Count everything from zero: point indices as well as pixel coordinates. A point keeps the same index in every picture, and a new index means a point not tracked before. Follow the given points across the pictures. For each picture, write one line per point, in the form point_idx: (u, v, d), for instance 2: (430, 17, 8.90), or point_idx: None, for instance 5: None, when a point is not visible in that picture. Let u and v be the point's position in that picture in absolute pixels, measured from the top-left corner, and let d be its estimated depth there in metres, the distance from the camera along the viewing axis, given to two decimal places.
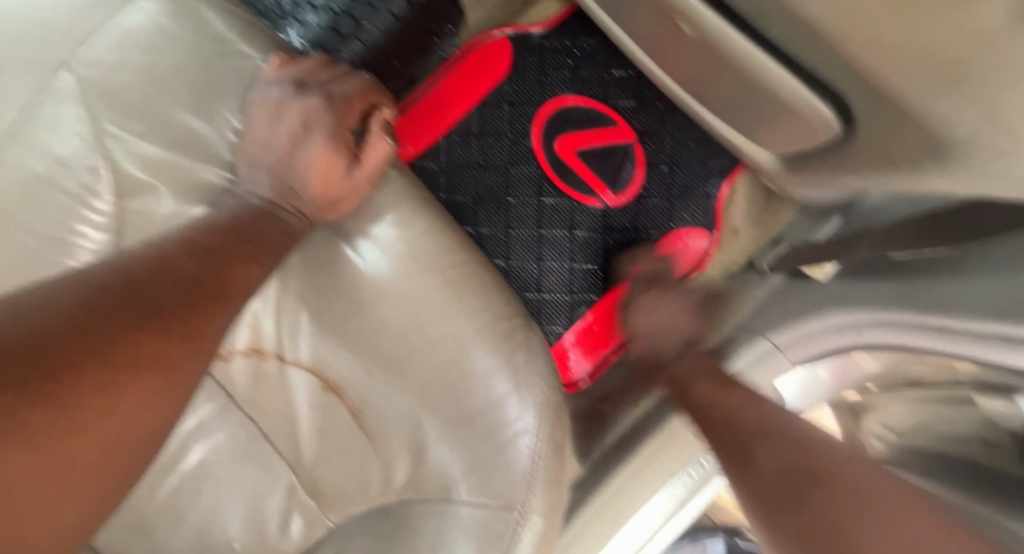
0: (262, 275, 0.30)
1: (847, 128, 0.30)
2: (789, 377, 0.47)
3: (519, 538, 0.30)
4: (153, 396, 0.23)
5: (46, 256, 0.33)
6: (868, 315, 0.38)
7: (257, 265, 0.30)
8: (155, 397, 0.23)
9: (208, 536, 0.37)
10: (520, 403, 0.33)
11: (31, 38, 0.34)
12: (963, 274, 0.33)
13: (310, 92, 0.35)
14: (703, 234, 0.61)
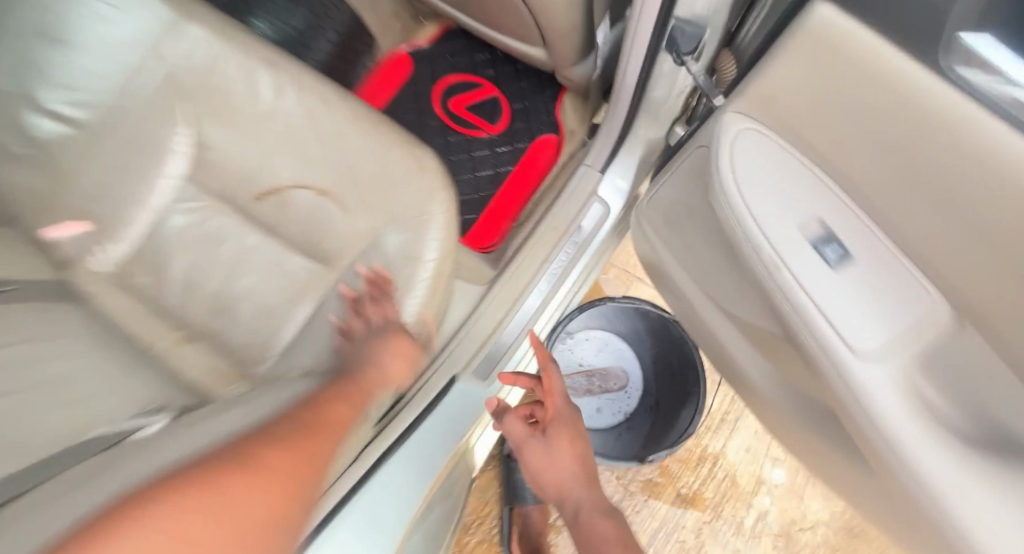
0: (350, 409, 0.51)
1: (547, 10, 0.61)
2: (606, 180, 0.78)
3: (431, 226, 0.61)
4: (271, 484, 0.36)
5: (163, 159, 0.65)
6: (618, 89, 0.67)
7: (344, 406, 0.51)
8: (281, 482, 0.36)
9: (265, 303, 0.64)
10: (422, 167, 0.62)
11: (127, 51, 0.64)
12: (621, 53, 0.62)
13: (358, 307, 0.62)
14: (554, 137, 0.92)
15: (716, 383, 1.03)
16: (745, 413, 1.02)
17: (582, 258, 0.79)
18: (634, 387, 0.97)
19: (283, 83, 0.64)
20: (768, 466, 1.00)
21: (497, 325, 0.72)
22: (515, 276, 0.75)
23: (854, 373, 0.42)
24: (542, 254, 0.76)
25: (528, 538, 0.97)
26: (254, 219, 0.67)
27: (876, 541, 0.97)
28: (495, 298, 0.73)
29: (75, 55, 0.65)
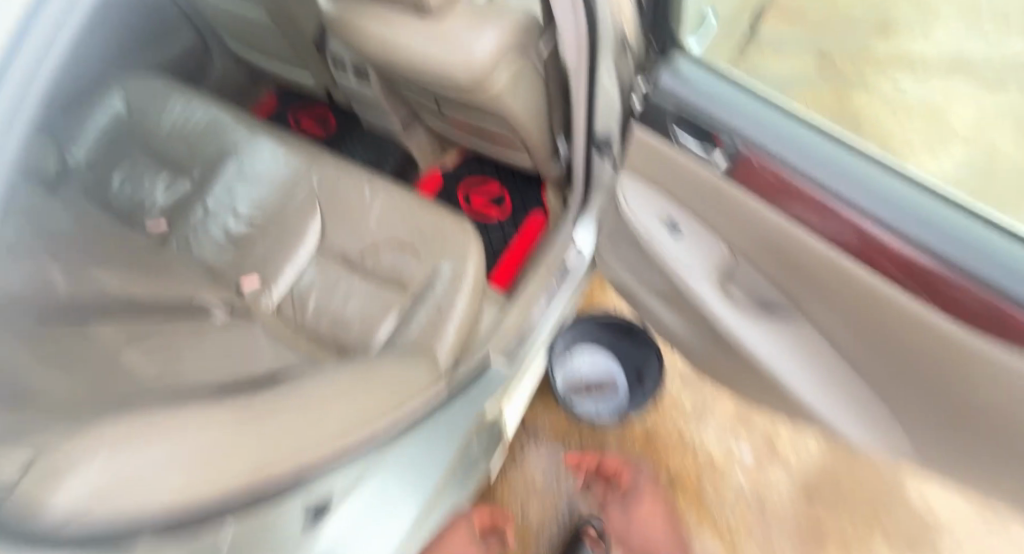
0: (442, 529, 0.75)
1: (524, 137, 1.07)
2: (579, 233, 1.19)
3: (469, 257, 1.01)
4: None
5: (306, 235, 1.08)
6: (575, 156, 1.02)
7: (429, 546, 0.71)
8: None
9: (365, 317, 1.00)
10: (461, 227, 1.04)
11: (290, 181, 1.12)
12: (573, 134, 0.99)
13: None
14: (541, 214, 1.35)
15: (686, 385, 1.32)
16: (711, 406, 1.28)
17: (567, 285, 1.19)
18: (624, 388, 1.25)
19: (376, 189, 1.09)
20: (737, 446, 1.24)
21: (515, 327, 1.09)
22: (523, 297, 1.13)
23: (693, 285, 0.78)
24: (540, 282, 1.15)
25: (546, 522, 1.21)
26: (357, 269, 1.06)
27: (833, 498, 1.18)
28: (510, 312, 1.10)
29: (259, 184, 1.12)
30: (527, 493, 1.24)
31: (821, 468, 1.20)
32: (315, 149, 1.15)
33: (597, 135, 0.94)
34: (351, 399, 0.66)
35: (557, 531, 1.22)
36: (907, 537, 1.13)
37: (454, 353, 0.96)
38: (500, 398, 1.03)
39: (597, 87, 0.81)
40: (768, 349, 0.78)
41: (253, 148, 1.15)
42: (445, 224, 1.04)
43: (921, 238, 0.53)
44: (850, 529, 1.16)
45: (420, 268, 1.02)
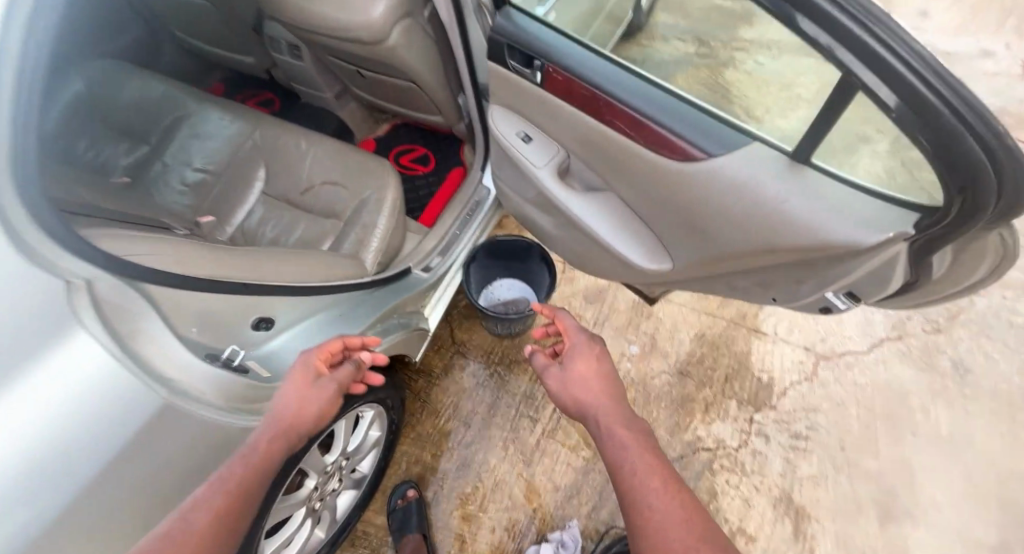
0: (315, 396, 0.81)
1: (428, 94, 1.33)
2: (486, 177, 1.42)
3: (387, 188, 1.25)
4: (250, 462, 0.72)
5: (250, 181, 1.31)
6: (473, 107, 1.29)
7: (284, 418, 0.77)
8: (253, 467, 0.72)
9: (304, 240, 1.24)
10: (378, 166, 1.28)
11: (234, 137, 1.34)
12: (466, 91, 1.27)
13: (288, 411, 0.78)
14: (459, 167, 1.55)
15: (588, 303, 1.56)
16: (606, 316, 1.54)
17: (480, 217, 1.40)
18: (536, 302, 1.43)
19: (307, 140, 1.32)
20: (626, 345, 1.50)
21: (433, 246, 1.31)
22: (441, 227, 1.35)
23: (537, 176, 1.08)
24: (454, 214, 1.37)
25: (472, 417, 1.43)
26: (295, 205, 1.29)
27: (701, 376, 1.46)
28: (429, 239, 1.33)
29: (208, 140, 1.34)
30: (451, 400, 1.45)
31: (692, 355, 1.49)
32: (257, 114, 1.38)
33: (480, 84, 1.22)
34: (292, 263, 0.99)
35: (475, 430, 1.42)
36: (755, 398, 1.44)
37: (376, 260, 1.20)
38: (422, 299, 1.25)
39: (470, 39, 1.11)
40: (592, 218, 1.07)
41: (204, 116, 1.36)
42: (364, 163, 1.28)
43: (643, 108, 0.86)
44: (712, 396, 1.44)
45: (350, 201, 1.25)
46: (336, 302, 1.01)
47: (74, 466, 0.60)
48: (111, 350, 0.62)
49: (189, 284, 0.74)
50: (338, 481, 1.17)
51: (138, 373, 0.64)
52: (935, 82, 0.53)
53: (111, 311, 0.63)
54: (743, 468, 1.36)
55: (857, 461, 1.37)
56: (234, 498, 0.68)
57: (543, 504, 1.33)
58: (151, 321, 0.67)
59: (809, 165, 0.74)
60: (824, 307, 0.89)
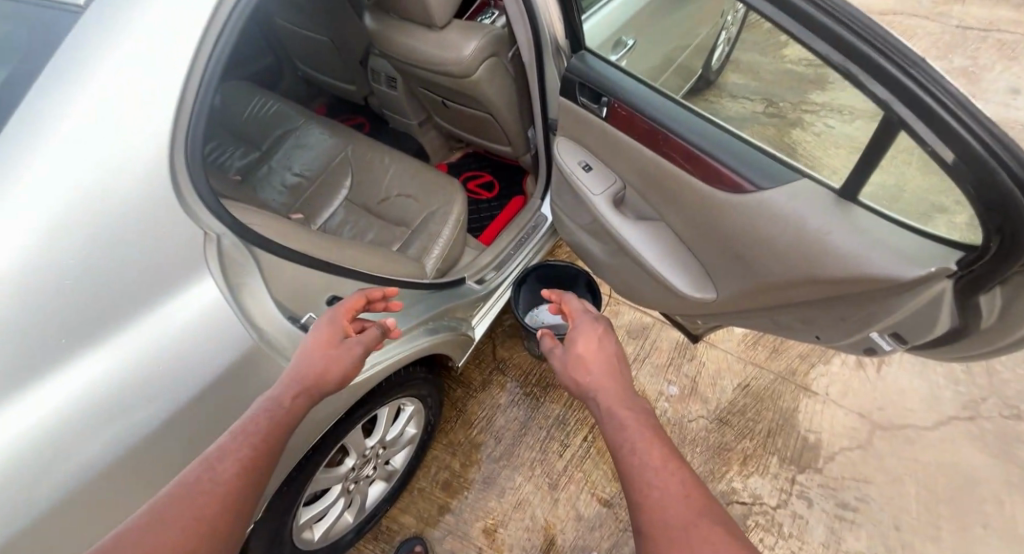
0: (347, 356, 0.81)
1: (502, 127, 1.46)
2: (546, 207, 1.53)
3: (453, 207, 1.38)
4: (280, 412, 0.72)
5: (337, 188, 1.47)
6: (541, 141, 1.41)
7: (316, 373, 0.77)
8: (283, 415, 0.72)
9: (375, 242, 1.37)
10: (449, 186, 1.41)
11: (330, 150, 1.52)
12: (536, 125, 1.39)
13: (316, 367, 0.78)
14: (521, 196, 1.66)
15: (632, 338, 1.57)
16: (648, 353, 1.54)
17: (535, 242, 1.49)
18: None
19: (391, 157, 1.48)
20: (666, 385, 1.49)
21: (490, 261, 1.41)
22: (498, 245, 1.45)
23: (594, 203, 1.15)
24: (511, 235, 1.47)
25: (505, 432, 1.46)
26: (371, 211, 1.43)
27: (742, 427, 1.42)
28: (486, 256, 1.43)
29: (308, 151, 1.53)
30: (486, 413, 1.49)
31: (734, 404, 1.46)
32: (352, 132, 1.57)
33: (550, 118, 1.33)
34: (362, 253, 1.10)
35: (506, 445, 1.44)
36: (800, 458, 1.37)
37: (436, 266, 1.30)
38: (472, 309, 1.33)
39: (547, 79, 1.23)
40: (643, 246, 1.11)
41: (309, 131, 1.57)
42: (436, 182, 1.42)
43: (699, 142, 0.92)
44: (752, 449, 1.39)
45: (421, 213, 1.38)
46: (397, 295, 1.11)
47: (182, 383, 0.71)
48: (224, 294, 0.74)
49: (285, 252, 0.87)
50: (372, 468, 1.23)
51: (239, 318, 0.76)
52: (981, 136, 0.60)
53: (230, 263, 0.75)
54: (780, 530, 1.29)
55: (912, 544, 1.27)
56: (263, 447, 0.68)
57: (564, 531, 1.32)
58: (256, 278, 0.79)
59: (855, 202, 0.78)
60: (868, 349, 0.92)
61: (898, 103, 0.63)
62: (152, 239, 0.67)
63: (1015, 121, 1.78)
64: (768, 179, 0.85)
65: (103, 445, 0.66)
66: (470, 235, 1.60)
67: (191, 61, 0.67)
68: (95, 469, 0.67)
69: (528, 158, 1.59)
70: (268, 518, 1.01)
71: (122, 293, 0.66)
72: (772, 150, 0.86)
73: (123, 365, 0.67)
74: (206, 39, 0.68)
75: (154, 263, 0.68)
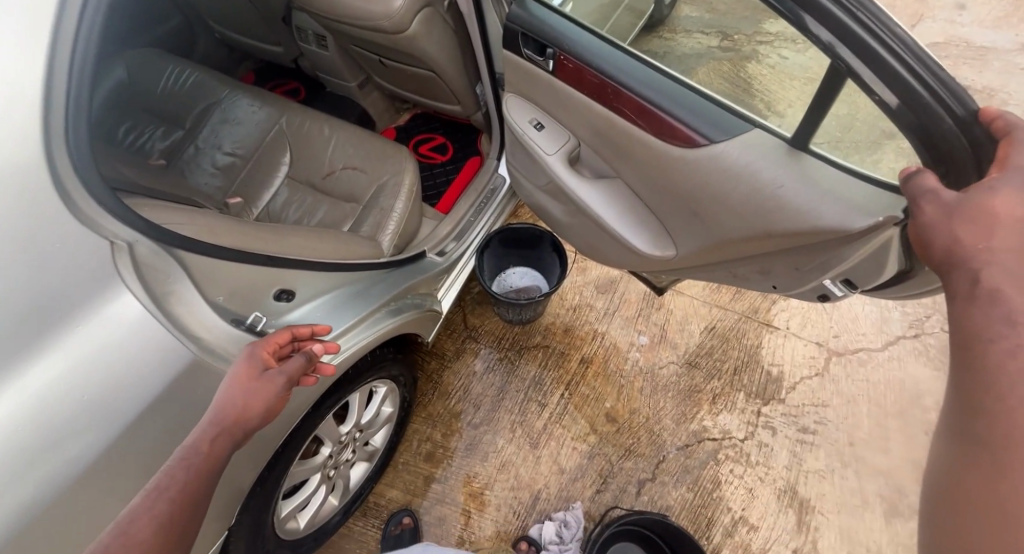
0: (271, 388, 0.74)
1: (445, 83, 1.36)
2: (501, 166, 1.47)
3: (404, 175, 1.30)
4: (206, 456, 0.66)
5: (275, 165, 1.37)
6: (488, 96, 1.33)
7: (240, 407, 0.71)
8: (209, 458, 0.66)
9: (325, 222, 1.30)
10: (397, 153, 1.32)
11: (262, 123, 1.40)
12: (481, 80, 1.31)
13: (237, 403, 0.71)
14: (478, 156, 1.59)
15: (600, 293, 1.59)
16: (616, 306, 1.56)
17: (495, 203, 1.44)
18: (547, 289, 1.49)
19: (330, 127, 1.38)
20: (636, 335, 1.53)
21: (450, 231, 1.36)
22: (458, 213, 1.39)
23: (548, 163, 1.10)
24: (469, 199, 1.42)
25: (482, 398, 1.48)
26: (317, 188, 1.34)
27: (710, 367, 1.48)
28: (443, 224, 1.38)
29: (237, 126, 1.40)
30: (461, 382, 1.50)
31: (701, 347, 1.51)
32: (284, 101, 1.44)
33: (496, 72, 1.25)
34: (306, 239, 1.03)
35: (484, 410, 1.46)
36: (764, 391, 1.44)
37: (393, 240, 1.24)
38: (436, 283, 1.30)
39: (487, 29, 1.15)
40: (604, 205, 1.08)
41: (236, 103, 1.43)
42: (383, 150, 1.33)
43: (646, 94, 0.88)
44: (719, 387, 1.46)
45: (370, 185, 1.31)
46: (353, 280, 1.06)
47: (116, 407, 0.67)
48: (146, 305, 0.68)
49: (214, 250, 0.80)
50: (352, 452, 1.23)
51: (168, 330, 0.71)
52: (923, 78, 0.59)
53: (149, 271, 0.70)
54: (749, 459, 1.37)
55: (866, 457, 1.37)
56: (180, 501, 0.61)
57: (548, 486, 1.38)
58: (184, 283, 0.73)
59: (805, 150, 0.77)
60: (821, 295, 0.94)
61: (843, 45, 0.61)
62: (48, 256, 0.60)
63: (960, 38, 1.79)
64: (719, 133, 0.82)
65: (37, 488, 0.61)
66: (427, 203, 1.53)
67: (49, 65, 0.61)
68: (39, 515, 0.62)
69: (478, 115, 1.51)
70: (249, 519, 1.00)
71: (19, 320, 0.59)
72: (719, 98, 0.83)
73: (49, 398, 0.61)
74: (61, 40, 0.62)
75: (55, 282, 0.61)
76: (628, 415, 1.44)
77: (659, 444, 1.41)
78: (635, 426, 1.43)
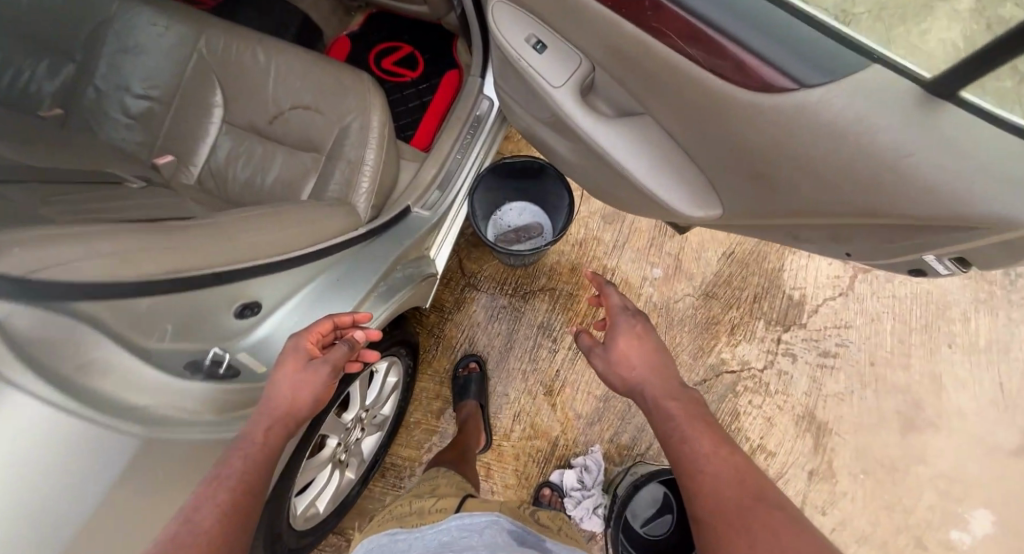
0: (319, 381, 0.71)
1: None
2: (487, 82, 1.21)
3: (372, 110, 1.03)
4: (266, 445, 0.65)
5: (206, 106, 1.09)
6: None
7: (294, 399, 0.69)
8: (266, 447, 0.65)
9: (284, 180, 1.06)
10: (359, 83, 1.05)
11: (177, 50, 1.09)
12: None
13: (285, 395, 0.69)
14: (456, 70, 1.33)
15: (606, 224, 1.45)
16: (626, 238, 1.44)
17: (484, 131, 1.21)
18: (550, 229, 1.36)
19: (266, 51, 1.09)
20: (649, 268, 1.42)
21: (433, 176, 1.15)
22: (441, 150, 1.17)
23: (554, 96, 0.82)
24: (452, 131, 1.19)
25: (489, 348, 1.40)
26: (267, 134, 1.09)
27: (727, 296, 1.39)
28: (425, 167, 1.15)
29: (144, 55, 1.09)
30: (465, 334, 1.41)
31: (719, 275, 1.41)
32: (199, 15, 1.11)
33: None
34: (254, 225, 0.78)
35: (492, 360, 1.40)
36: (785, 317, 1.37)
37: (369, 200, 1.02)
38: (427, 241, 1.11)
39: None
40: (632, 152, 0.80)
41: (135, 15, 1.09)
42: (340, 79, 1.06)
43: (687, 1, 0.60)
44: (737, 317, 1.38)
45: (330, 123, 1.05)
46: (326, 269, 0.86)
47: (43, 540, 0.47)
48: (51, 402, 0.49)
49: (134, 293, 0.56)
50: (361, 430, 1.15)
51: (96, 420, 0.52)
52: None
53: (44, 346, 0.50)
54: (767, 389, 1.34)
55: (887, 376, 1.32)
56: (245, 493, 0.59)
57: (565, 432, 1.35)
58: (104, 349, 0.55)
59: (954, 101, 0.47)
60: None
61: None
62: None
63: None
64: (817, 73, 0.52)
65: None
66: (400, 135, 1.29)
67: None
68: None
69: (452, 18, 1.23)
70: (263, 532, 0.93)
71: None
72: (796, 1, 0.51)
73: None
74: None
75: None
76: None
77: None
78: None
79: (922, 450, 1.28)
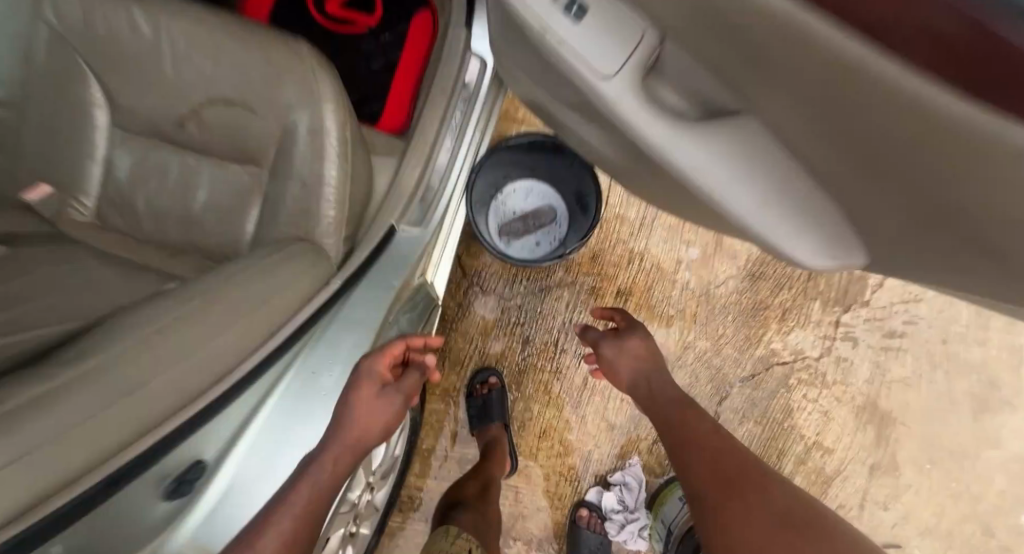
0: (386, 411, 0.71)
1: None
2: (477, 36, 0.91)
3: (323, 103, 0.72)
4: (337, 465, 0.64)
5: (80, 110, 0.76)
6: None
7: (366, 423, 0.68)
8: (337, 465, 0.64)
9: (219, 210, 0.79)
10: (298, 63, 0.73)
11: (18, 27, 0.73)
12: None
13: (353, 416, 0.68)
14: (427, 14, 0.99)
15: (631, 197, 1.19)
16: (656, 212, 1.19)
17: (477, 109, 0.95)
18: (565, 215, 1.12)
19: (149, 15, 0.73)
20: (684, 248, 1.19)
21: (417, 181, 0.86)
22: (422, 140, 0.87)
23: (600, 90, 0.53)
24: (433, 111, 0.89)
25: (501, 358, 1.25)
26: (181, 143, 0.78)
27: (778, 276, 1.17)
28: (406, 168, 0.86)
29: None
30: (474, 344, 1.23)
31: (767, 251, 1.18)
32: None
33: None
34: (181, 327, 0.54)
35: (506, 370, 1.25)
36: (845, 295, 1.16)
37: (335, 231, 0.75)
38: (419, 270, 0.86)
39: None
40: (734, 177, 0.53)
41: None
42: (270, 58, 0.73)
43: None
44: (789, 299, 1.17)
45: (262, 121, 0.74)
46: (297, 358, 0.68)
47: None
48: None
49: None
50: (372, 489, 0.98)
51: None
52: None
53: None
54: (825, 380, 1.17)
55: (960, 353, 1.15)
56: (307, 516, 0.58)
57: (598, 445, 1.23)
58: None
59: None
60: None
61: None
62: None
63: None
64: None
65: None
66: (363, 113, 0.98)
67: None
68: None
69: None
70: None
71: None
72: None
73: None
74: None
75: None
76: (680, 350, 1.20)
77: (719, 378, 1.19)
78: (686, 360, 1.20)
79: (994, 433, 1.15)
